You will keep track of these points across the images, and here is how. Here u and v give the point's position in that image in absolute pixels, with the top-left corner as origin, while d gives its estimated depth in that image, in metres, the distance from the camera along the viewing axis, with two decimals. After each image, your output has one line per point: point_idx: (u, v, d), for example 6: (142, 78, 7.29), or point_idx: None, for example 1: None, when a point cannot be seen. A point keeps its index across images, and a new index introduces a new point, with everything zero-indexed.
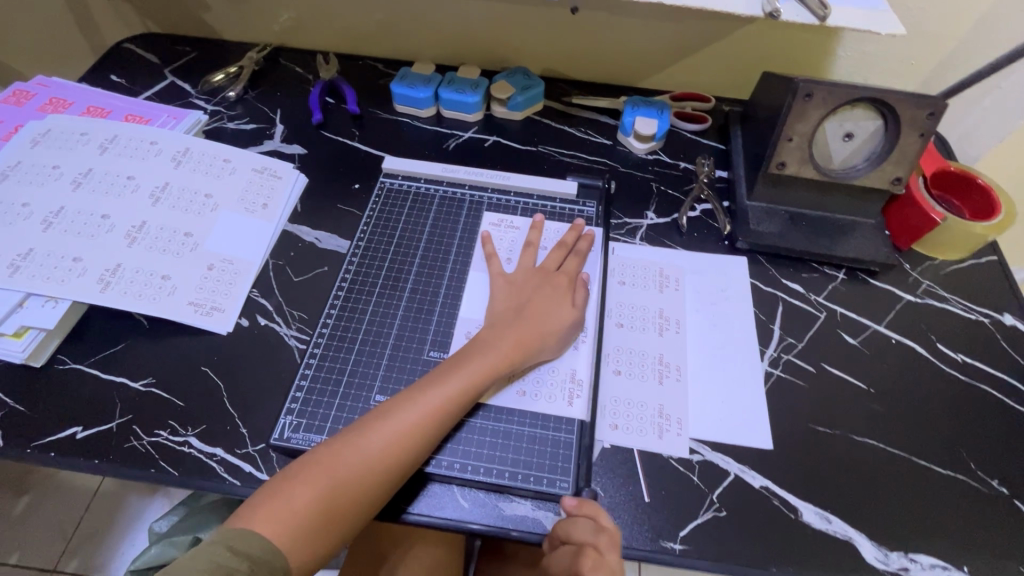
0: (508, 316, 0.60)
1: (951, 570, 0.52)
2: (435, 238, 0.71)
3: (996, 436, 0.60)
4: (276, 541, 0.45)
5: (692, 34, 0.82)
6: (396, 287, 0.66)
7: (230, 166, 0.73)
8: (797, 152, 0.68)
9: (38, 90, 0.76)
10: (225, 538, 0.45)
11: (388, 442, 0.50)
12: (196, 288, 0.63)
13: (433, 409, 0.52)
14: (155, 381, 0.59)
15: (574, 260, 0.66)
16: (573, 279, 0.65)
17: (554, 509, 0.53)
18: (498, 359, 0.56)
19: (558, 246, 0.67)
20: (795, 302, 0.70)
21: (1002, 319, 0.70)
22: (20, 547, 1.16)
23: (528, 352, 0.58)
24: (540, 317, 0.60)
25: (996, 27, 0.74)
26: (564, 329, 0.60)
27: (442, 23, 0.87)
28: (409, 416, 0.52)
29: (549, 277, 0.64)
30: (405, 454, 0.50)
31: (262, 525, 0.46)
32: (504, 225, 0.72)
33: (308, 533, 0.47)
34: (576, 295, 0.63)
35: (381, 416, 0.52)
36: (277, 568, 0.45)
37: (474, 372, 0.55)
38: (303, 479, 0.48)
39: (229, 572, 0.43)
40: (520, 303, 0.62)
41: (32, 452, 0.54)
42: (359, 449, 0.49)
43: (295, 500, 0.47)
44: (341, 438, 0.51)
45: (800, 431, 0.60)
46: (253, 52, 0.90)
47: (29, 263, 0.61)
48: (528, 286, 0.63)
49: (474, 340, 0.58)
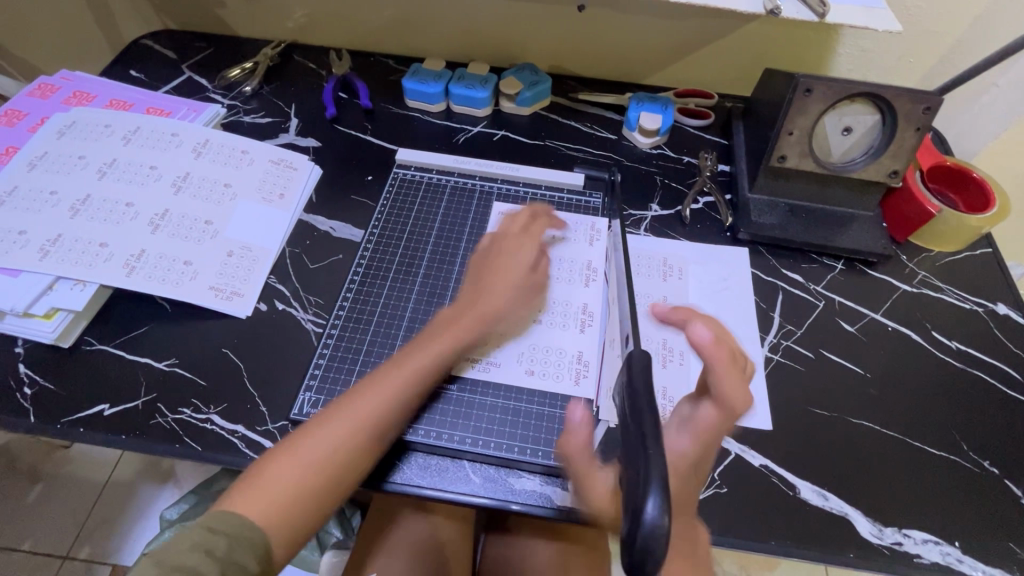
0: (472, 286, 0.62)
1: (943, 545, 0.54)
2: (443, 225, 0.73)
3: (987, 418, 0.63)
4: (258, 520, 0.46)
5: (695, 32, 0.85)
6: (406, 271, 0.69)
7: (248, 157, 0.75)
8: (797, 145, 0.70)
9: (63, 84, 0.79)
10: (204, 519, 0.44)
11: (361, 415, 0.51)
12: (217, 273, 0.66)
13: (403, 382, 0.54)
14: (178, 361, 0.62)
15: (540, 226, 0.69)
16: (541, 249, 0.67)
17: (561, 484, 0.56)
18: (463, 332, 0.58)
19: (529, 212, 0.70)
20: (795, 291, 0.72)
21: (995, 308, 0.72)
22: (33, 534, 1.19)
23: (491, 321, 0.60)
24: (505, 289, 0.62)
25: (990, 25, 0.77)
26: (525, 292, 0.63)
27: (452, 21, 0.89)
28: (380, 391, 0.53)
29: (513, 239, 0.66)
30: (380, 425, 0.52)
31: (242, 506, 0.46)
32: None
33: (289, 510, 0.47)
34: (539, 263, 0.66)
35: (354, 393, 0.53)
36: (261, 544, 0.45)
37: (442, 345, 0.57)
38: (281, 458, 0.49)
39: (207, 550, 0.42)
40: (482, 271, 0.63)
41: (62, 427, 0.56)
42: (334, 427, 0.50)
43: (273, 479, 0.47)
44: (316, 419, 0.51)
45: (798, 413, 0.62)
46: (268, 48, 0.93)
47: (58, 248, 0.63)
48: (492, 257, 0.65)
49: (441, 314, 0.60)
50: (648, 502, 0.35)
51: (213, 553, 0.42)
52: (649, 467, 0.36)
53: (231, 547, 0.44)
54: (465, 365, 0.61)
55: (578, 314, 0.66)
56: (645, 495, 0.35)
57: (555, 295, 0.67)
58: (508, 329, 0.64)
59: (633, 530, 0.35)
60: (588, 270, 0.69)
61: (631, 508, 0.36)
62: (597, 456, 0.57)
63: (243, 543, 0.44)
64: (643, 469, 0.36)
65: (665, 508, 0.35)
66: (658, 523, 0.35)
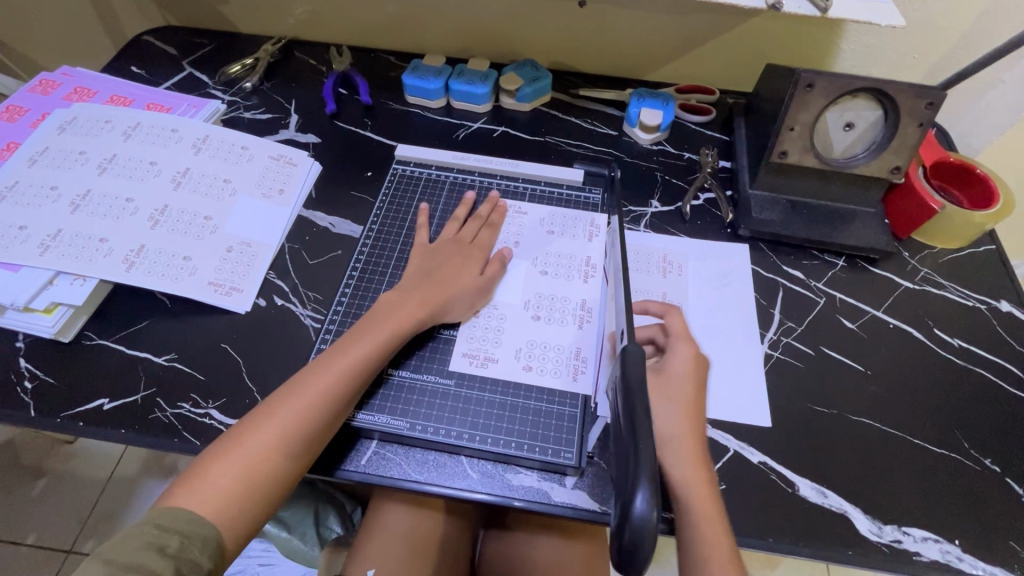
0: (415, 281, 0.62)
1: (943, 543, 0.54)
2: (437, 218, 0.73)
3: (989, 416, 0.62)
4: (204, 513, 0.46)
5: (697, 27, 0.84)
6: (401, 265, 0.68)
7: (247, 153, 0.75)
8: (799, 141, 0.70)
9: (64, 80, 0.79)
10: (153, 517, 0.46)
11: (302, 404, 0.51)
12: (215, 269, 0.66)
13: (341, 371, 0.54)
14: (177, 356, 0.62)
15: (487, 232, 0.70)
16: (487, 253, 0.67)
17: (559, 479, 0.55)
18: (403, 319, 0.58)
19: (473, 219, 0.71)
20: (796, 288, 0.71)
21: (999, 306, 0.71)
22: (37, 528, 1.20)
23: (435, 312, 0.60)
24: (452, 282, 0.62)
25: (996, 19, 0.76)
26: (474, 292, 0.63)
27: (452, 16, 0.89)
28: (320, 379, 0.53)
29: (463, 247, 0.67)
30: (321, 415, 0.51)
31: (188, 502, 0.47)
32: (512, 210, 0.74)
33: (234, 503, 0.48)
34: (487, 267, 0.66)
35: (295, 385, 0.53)
36: (211, 538, 0.46)
37: (384, 331, 0.57)
38: (223, 454, 0.49)
39: (160, 548, 0.43)
40: (431, 266, 0.64)
41: (62, 421, 0.57)
42: (274, 418, 0.50)
43: (216, 474, 0.48)
44: (258, 412, 0.51)
45: (798, 409, 0.62)
46: (269, 44, 0.93)
47: (59, 243, 0.64)
48: (444, 255, 0.65)
49: (382, 303, 0.60)
50: (637, 496, 0.36)
51: (166, 550, 0.44)
52: (639, 461, 0.37)
53: (184, 544, 0.44)
54: (463, 361, 0.61)
55: (576, 310, 0.65)
56: (634, 489, 0.36)
57: (551, 291, 0.67)
58: (506, 325, 0.64)
59: (624, 522, 0.36)
60: (587, 266, 0.69)
61: (623, 500, 0.37)
62: (595, 452, 0.57)
63: (192, 536, 0.45)
64: (632, 465, 0.37)
65: (654, 501, 0.36)
66: (647, 515, 0.36)
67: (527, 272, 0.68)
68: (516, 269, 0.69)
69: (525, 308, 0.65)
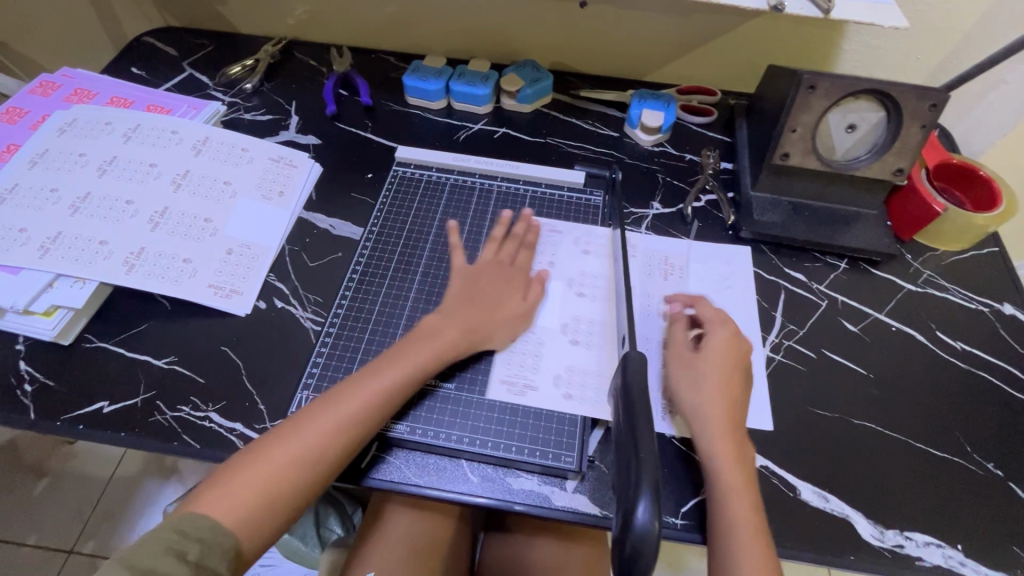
0: (458, 304, 0.61)
1: (945, 548, 0.54)
2: (466, 234, 0.72)
3: (992, 420, 0.62)
4: (224, 521, 0.46)
5: (698, 27, 0.84)
6: (436, 284, 0.67)
7: (247, 155, 0.75)
8: (801, 143, 0.69)
9: (64, 81, 0.79)
10: (172, 522, 0.45)
11: (336, 421, 0.51)
12: (216, 271, 0.66)
13: (374, 391, 0.53)
14: (177, 359, 0.62)
15: (525, 252, 0.68)
16: (528, 276, 0.66)
17: (559, 483, 0.55)
18: (440, 344, 0.57)
19: (510, 238, 0.69)
20: (798, 291, 0.71)
21: (1002, 308, 0.71)
22: (38, 528, 1.20)
23: (475, 337, 0.59)
24: (493, 308, 0.61)
25: (999, 20, 0.76)
26: (514, 318, 0.62)
27: (453, 17, 0.89)
28: (356, 397, 0.53)
29: (502, 268, 0.65)
30: (349, 433, 0.51)
31: (208, 508, 0.46)
32: (545, 228, 0.72)
33: (253, 513, 0.47)
34: (529, 291, 0.64)
35: (326, 401, 0.52)
36: (229, 548, 0.45)
37: (423, 354, 0.56)
38: (248, 462, 0.49)
39: (181, 554, 0.43)
40: (472, 289, 0.63)
41: (62, 424, 0.57)
42: (306, 432, 0.50)
43: (239, 483, 0.48)
44: (290, 422, 0.51)
45: (799, 413, 0.61)
46: (269, 45, 0.93)
47: (59, 245, 0.63)
48: (485, 277, 0.64)
49: (422, 325, 0.59)
50: (639, 506, 0.37)
51: (186, 557, 0.43)
52: (640, 472, 0.38)
53: (203, 552, 0.44)
54: (501, 389, 0.59)
55: (616, 334, 0.64)
56: (636, 499, 0.37)
57: (585, 313, 0.65)
58: (545, 350, 0.62)
59: (625, 533, 0.37)
60: (626, 288, 0.68)
61: (624, 512, 0.38)
62: (595, 456, 0.57)
63: (210, 544, 0.45)
64: (634, 475, 0.38)
65: (655, 513, 0.37)
66: (648, 526, 0.36)
67: (563, 294, 0.67)
68: (553, 291, 0.67)
69: (564, 333, 0.63)
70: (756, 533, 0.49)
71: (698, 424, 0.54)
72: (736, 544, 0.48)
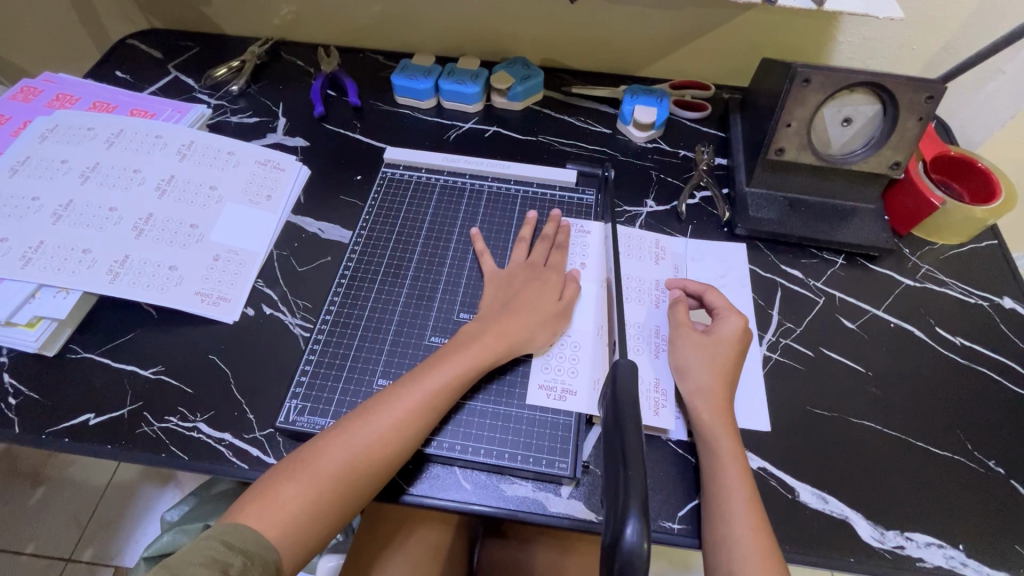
0: (496, 310, 0.60)
1: (947, 549, 0.53)
2: (490, 241, 0.70)
3: (992, 416, 0.61)
4: (269, 535, 0.46)
5: (691, 20, 0.82)
6: (456, 288, 0.66)
7: (233, 158, 0.74)
8: (796, 137, 0.68)
9: (45, 87, 0.78)
10: (220, 532, 0.45)
11: (374, 433, 0.51)
12: (202, 278, 0.65)
13: (417, 402, 0.53)
14: (165, 369, 0.61)
15: (558, 253, 0.67)
16: (562, 275, 0.65)
17: (554, 489, 0.54)
18: (480, 352, 0.56)
19: (540, 240, 0.68)
20: (794, 287, 0.70)
21: (1002, 303, 0.70)
22: (36, 536, 1.19)
23: (514, 344, 0.58)
24: (533, 311, 0.60)
25: (997, 9, 0.74)
26: (553, 320, 0.61)
27: (440, 14, 0.87)
28: (394, 409, 0.52)
29: (536, 270, 0.64)
30: (390, 448, 0.51)
31: (254, 520, 0.46)
32: (576, 229, 0.72)
33: (297, 526, 0.47)
34: (565, 291, 0.63)
35: (369, 411, 0.52)
36: (271, 563, 0.46)
37: (460, 364, 0.55)
38: (292, 474, 0.49)
39: (224, 568, 0.43)
40: (509, 296, 0.62)
41: (47, 438, 0.56)
42: (344, 444, 0.50)
43: (285, 495, 0.48)
44: (328, 433, 0.51)
45: (798, 413, 0.60)
46: (256, 46, 0.91)
47: (40, 255, 0.62)
48: (517, 280, 0.63)
49: (459, 334, 0.58)
50: (627, 526, 0.36)
51: (230, 571, 0.43)
52: (628, 492, 0.37)
53: (246, 564, 0.44)
54: (541, 395, 0.58)
55: (652, 337, 0.63)
56: (624, 519, 0.36)
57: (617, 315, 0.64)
58: (582, 354, 0.61)
59: (612, 556, 0.36)
60: (658, 291, 0.67)
61: (612, 532, 0.37)
62: (590, 461, 0.56)
63: (255, 558, 0.45)
64: (623, 496, 0.37)
65: (644, 533, 0.36)
66: (637, 548, 0.35)
67: (596, 294, 0.66)
68: (589, 290, 0.66)
69: (598, 335, 0.62)
70: (750, 505, 0.50)
71: (700, 402, 0.55)
72: (731, 515, 0.49)
